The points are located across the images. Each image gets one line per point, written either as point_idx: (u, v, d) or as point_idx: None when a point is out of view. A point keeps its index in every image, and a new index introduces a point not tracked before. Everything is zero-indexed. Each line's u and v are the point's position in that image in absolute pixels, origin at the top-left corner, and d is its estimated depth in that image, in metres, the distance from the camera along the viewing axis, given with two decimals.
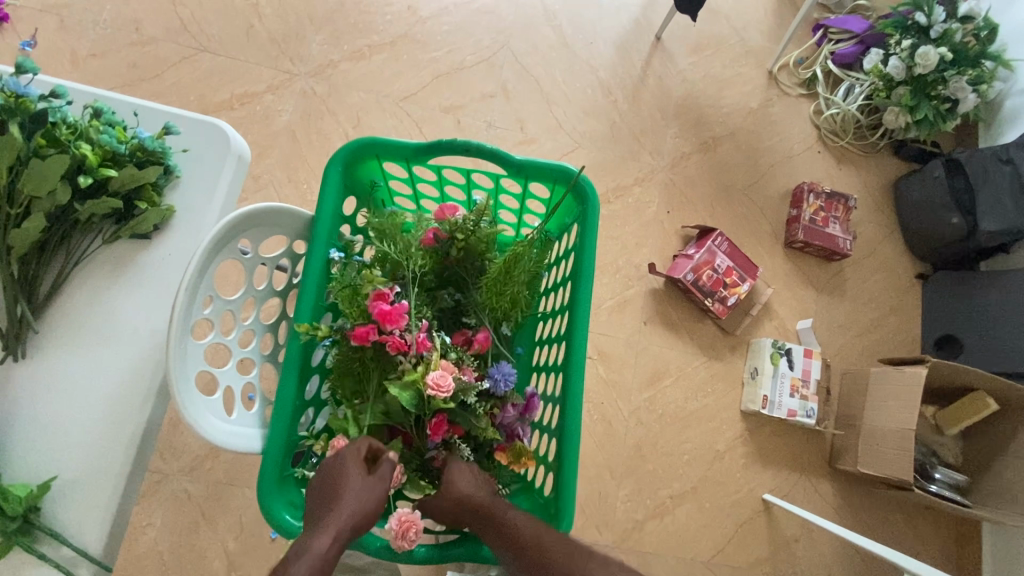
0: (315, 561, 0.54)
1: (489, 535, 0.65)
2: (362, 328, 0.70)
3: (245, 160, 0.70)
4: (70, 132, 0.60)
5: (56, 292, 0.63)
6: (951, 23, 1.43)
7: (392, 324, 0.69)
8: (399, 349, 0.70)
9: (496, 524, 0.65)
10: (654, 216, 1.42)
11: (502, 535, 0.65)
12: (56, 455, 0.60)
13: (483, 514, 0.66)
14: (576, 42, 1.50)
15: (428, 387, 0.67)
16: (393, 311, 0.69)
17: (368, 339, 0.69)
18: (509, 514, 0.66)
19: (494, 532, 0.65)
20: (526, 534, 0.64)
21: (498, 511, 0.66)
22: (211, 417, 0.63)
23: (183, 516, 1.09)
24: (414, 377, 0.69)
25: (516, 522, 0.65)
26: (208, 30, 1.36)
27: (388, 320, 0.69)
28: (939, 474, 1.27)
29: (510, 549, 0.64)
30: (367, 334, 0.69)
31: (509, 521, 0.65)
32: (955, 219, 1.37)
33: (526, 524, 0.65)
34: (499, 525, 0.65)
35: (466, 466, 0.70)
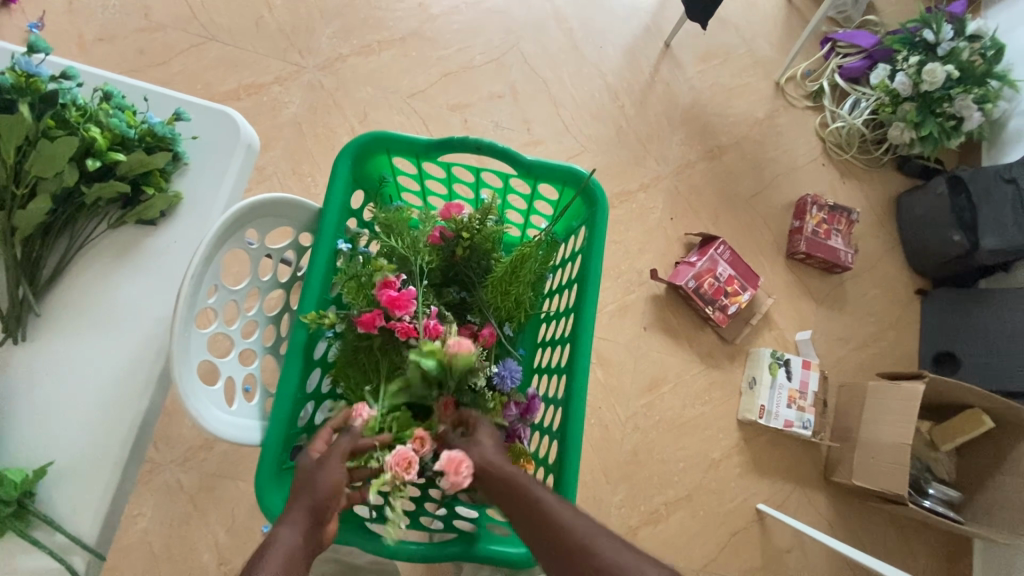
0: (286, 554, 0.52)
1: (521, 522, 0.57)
2: (369, 314, 0.69)
3: (254, 149, 0.69)
4: (79, 113, 0.59)
5: (60, 275, 0.62)
6: (959, 42, 1.44)
7: (400, 310, 0.68)
8: (408, 335, 0.69)
9: (532, 513, 0.57)
10: (657, 223, 1.42)
11: (538, 525, 0.56)
12: (52, 440, 0.59)
13: (518, 494, 0.58)
14: (586, 46, 1.50)
15: (453, 350, 0.63)
16: (400, 297, 0.69)
17: (374, 325, 0.69)
18: (547, 498, 0.57)
19: (530, 521, 0.57)
20: (564, 526, 0.55)
21: (536, 495, 0.58)
22: (212, 406, 0.63)
23: (176, 506, 1.08)
24: (433, 351, 0.64)
25: (555, 510, 0.56)
26: (218, 20, 1.35)
27: (395, 303, 0.68)
28: (933, 489, 1.28)
29: (547, 542, 0.55)
30: (374, 318, 0.69)
31: (548, 509, 0.56)
32: (957, 236, 1.38)
33: (566, 514, 0.56)
34: (537, 512, 0.57)
35: (493, 440, 0.65)
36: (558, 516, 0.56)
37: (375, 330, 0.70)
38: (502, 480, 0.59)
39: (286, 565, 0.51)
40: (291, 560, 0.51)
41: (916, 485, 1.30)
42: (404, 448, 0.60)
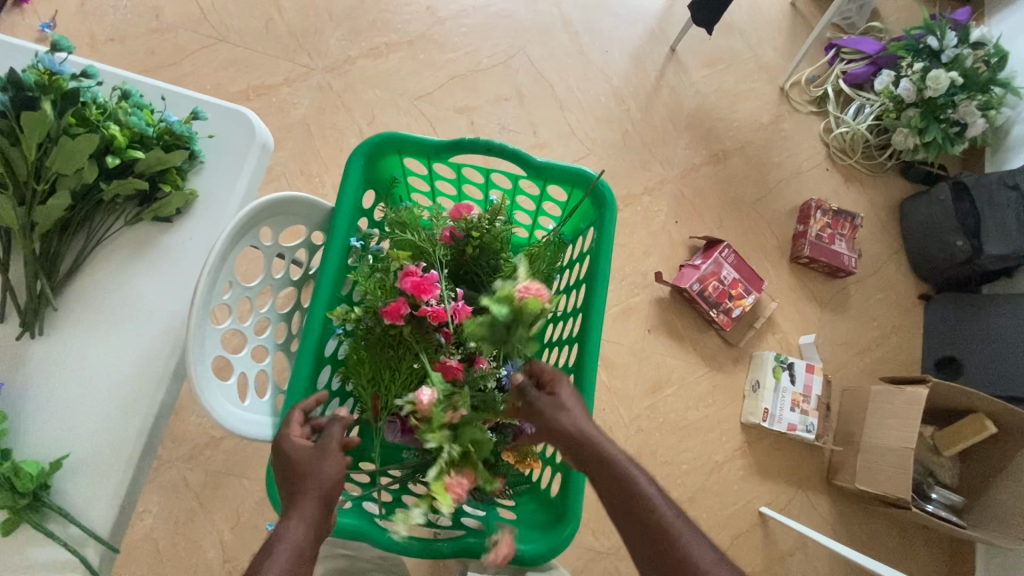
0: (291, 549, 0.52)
1: (612, 499, 0.60)
2: (393, 304, 0.71)
3: (268, 149, 0.70)
4: (99, 111, 0.60)
5: (76, 271, 0.63)
6: (963, 49, 1.45)
7: (426, 294, 0.70)
8: (439, 319, 0.70)
9: (630, 499, 0.59)
10: (661, 226, 1.43)
11: (632, 511, 0.59)
12: (68, 434, 0.60)
13: (615, 479, 0.60)
14: (592, 50, 1.52)
15: (521, 295, 0.59)
16: (425, 281, 0.70)
17: (400, 315, 0.70)
18: (651, 491, 0.59)
19: (625, 503, 0.59)
20: (663, 521, 0.58)
21: (638, 484, 0.60)
22: (225, 401, 0.63)
23: (181, 503, 1.09)
24: (505, 294, 0.59)
25: (650, 496, 0.59)
26: (228, 21, 1.36)
27: (421, 290, 0.70)
28: (936, 494, 1.29)
29: (638, 525, 0.58)
30: (399, 307, 0.70)
31: (650, 501, 0.59)
32: (960, 241, 1.38)
33: (650, 490, 0.60)
34: (634, 500, 0.59)
35: (575, 402, 0.66)
36: (658, 510, 0.58)
37: (400, 322, 0.71)
38: (593, 453, 0.62)
39: (293, 562, 0.51)
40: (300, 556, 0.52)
41: (918, 489, 1.31)
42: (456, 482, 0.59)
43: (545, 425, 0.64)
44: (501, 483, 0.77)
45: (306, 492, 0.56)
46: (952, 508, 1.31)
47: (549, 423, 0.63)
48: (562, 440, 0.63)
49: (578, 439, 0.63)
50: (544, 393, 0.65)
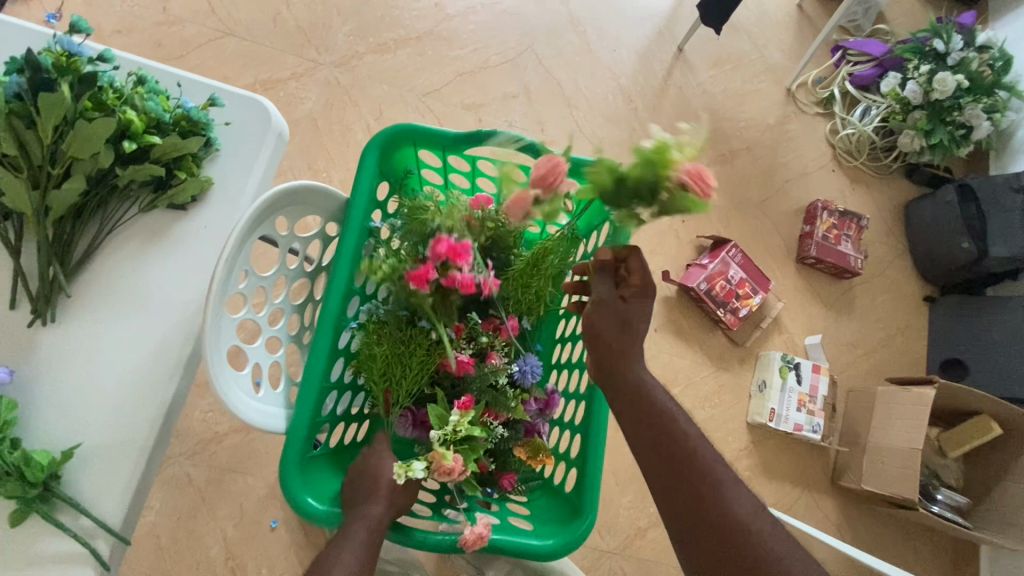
0: (369, 529, 0.60)
1: (646, 433, 0.62)
2: (422, 269, 0.67)
3: (284, 138, 0.70)
4: (116, 96, 0.60)
5: (89, 258, 0.63)
6: (968, 52, 1.46)
7: (460, 260, 0.66)
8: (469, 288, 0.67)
9: (673, 443, 0.60)
10: (668, 225, 1.43)
11: (674, 456, 0.59)
12: (80, 423, 0.59)
13: (659, 423, 0.61)
14: (600, 48, 1.52)
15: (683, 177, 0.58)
16: (459, 246, 0.66)
17: (427, 279, 0.67)
18: (687, 428, 0.61)
19: (665, 447, 0.60)
20: (699, 462, 0.59)
21: (683, 431, 0.61)
22: (241, 394, 0.63)
23: (183, 500, 1.07)
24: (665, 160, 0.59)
25: (682, 428, 0.61)
26: (236, 15, 1.35)
27: (453, 254, 0.65)
28: (942, 495, 1.28)
29: (670, 461, 0.59)
30: (428, 272, 0.66)
31: (696, 449, 0.60)
32: (966, 243, 1.39)
33: (683, 422, 0.62)
34: (677, 445, 0.60)
35: (639, 310, 0.66)
36: (704, 459, 0.59)
37: (426, 288, 0.67)
38: (631, 386, 0.64)
39: (369, 539, 0.59)
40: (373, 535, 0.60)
41: (924, 490, 1.30)
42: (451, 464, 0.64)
43: (591, 328, 0.66)
44: (512, 479, 0.76)
45: (382, 491, 0.63)
46: (959, 510, 1.30)
47: (600, 328, 0.66)
48: (600, 352, 0.66)
49: (619, 363, 0.65)
50: (622, 294, 0.66)
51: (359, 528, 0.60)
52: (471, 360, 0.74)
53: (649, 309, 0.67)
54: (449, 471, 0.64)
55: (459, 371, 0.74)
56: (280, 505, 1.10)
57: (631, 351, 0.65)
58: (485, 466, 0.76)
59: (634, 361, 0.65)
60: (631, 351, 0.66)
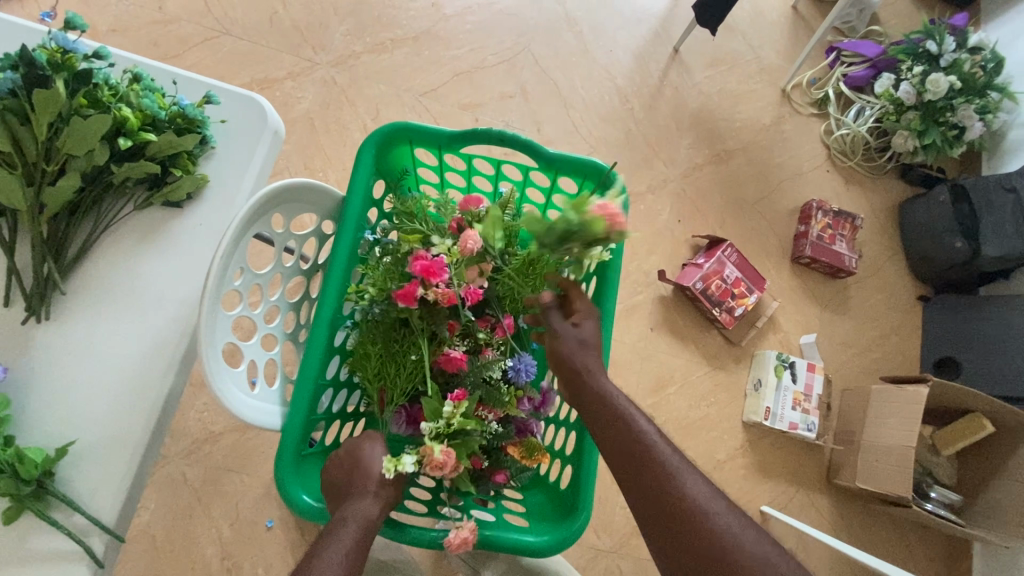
0: (361, 526, 0.60)
1: (608, 436, 0.63)
2: (407, 288, 0.70)
3: (280, 136, 0.70)
4: (111, 93, 0.60)
5: (84, 255, 0.62)
6: (961, 53, 1.47)
7: (435, 278, 0.69)
8: (452, 301, 0.72)
9: (639, 453, 0.60)
10: (664, 225, 1.44)
11: (640, 466, 0.59)
12: (74, 420, 0.59)
13: (624, 434, 0.61)
14: (596, 48, 1.52)
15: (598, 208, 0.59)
16: (435, 264, 0.69)
17: (413, 298, 0.70)
18: (645, 425, 0.62)
19: (631, 458, 0.60)
20: (658, 456, 0.59)
21: (647, 439, 0.60)
22: (236, 391, 0.63)
23: (178, 499, 1.07)
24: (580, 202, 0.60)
25: (641, 426, 0.62)
26: (232, 14, 1.35)
27: (431, 274, 0.69)
28: (935, 492, 1.29)
29: (630, 459, 0.60)
30: (411, 290, 0.70)
31: (661, 455, 0.59)
32: (959, 242, 1.39)
33: (640, 420, 0.63)
34: (643, 456, 0.59)
35: (592, 338, 0.70)
36: (669, 467, 0.58)
37: (413, 305, 0.71)
38: (600, 399, 0.65)
39: (362, 533, 0.59)
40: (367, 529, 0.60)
41: (917, 488, 1.31)
42: (445, 457, 0.62)
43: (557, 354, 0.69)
44: (506, 474, 0.76)
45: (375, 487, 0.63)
46: (951, 507, 1.31)
47: (558, 348, 0.69)
48: (568, 373, 0.68)
49: (587, 378, 0.66)
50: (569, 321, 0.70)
51: (351, 525, 0.60)
52: (464, 355, 0.73)
53: (598, 330, 0.71)
54: (440, 465, 0.63)
55: (451, 368, 0.73)
56: (276, 505, 1.10)
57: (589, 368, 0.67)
58: (477, 463, 0.74)
59: (597, 373, 0.67)
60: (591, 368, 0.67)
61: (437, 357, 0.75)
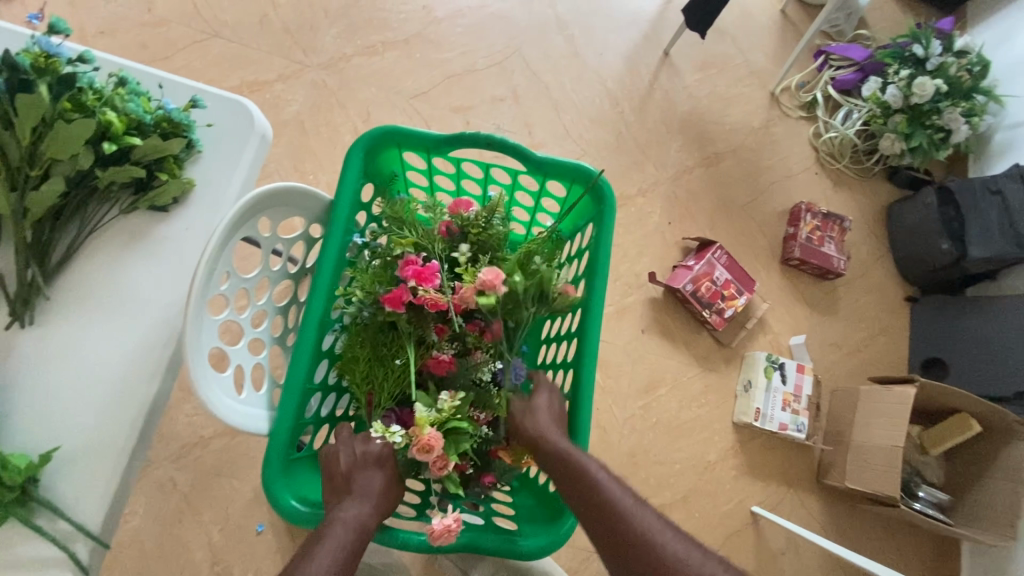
0: (352, 531, 0.60)
1: (567, 489, 0.66)
2: (395, 292, 0.71)
3: (267, 140, 0.70)
4: (96, 97, 0.60)
5: (68, 260, 0.62)
6: (947, 57, 1.49)
7: (426, 282, 0.71)
8: (438, 307, 0.71)
9: (595, 502, 0.64)
10: (654, 227, 1.44)
11: (598, 513, 0.63)
12: (59, 426, 0.59)
13: (579, 482, 0.65)
14: (587, 52, 1.53)
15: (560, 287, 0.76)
16: (425, 270, 0.72)
17: (401, 302, 0.71)
18: (598, 473, 0.65)
19: (588, 507, 0.64)
20: (612, 502, 0.63)
21: (601, 486, 0.64)
22: (224, 396, 0.63)
23: (168, 504, 1.06)
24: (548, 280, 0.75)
25: (595, 474, 0.65)
26: (222, 16, 1.35)
27: (423, 278, 0.71)
28: (923, 492, 1.31)
29: (588, 509, 0.64)
30: (402, 293, 0.71)
31: (614, 502, 0.63)
32: (945, 244, 1.41)
33: (594, 468, 0.66)
34: (598, 503, 0.63)
35: (549, 408, 0.73)
36: (623, 510, 0.62)
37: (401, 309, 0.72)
38: (557, 455, 0.67)
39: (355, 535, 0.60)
40: (360, 531, 0.61)
41: (906, 488, 1.33)
42: (431, 435, 0.64)
43: (514, 425, 0.72)
44: (493, 476, 0.76)
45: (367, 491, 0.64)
46: (939, 506, 1.33)
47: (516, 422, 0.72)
48: (530, 444, 0.70)
49: (543, 442, 0.69)
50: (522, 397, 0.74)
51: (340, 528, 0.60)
52: (452, 358, 0.75)
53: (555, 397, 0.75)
54: (427, 447, 0.64)
55: (440, 371, 0.74)
56: (266, 509, 1.09)
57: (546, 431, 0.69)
58: (463, 467, 0.75)
59: (550, 434, 0.69)
60: (547, 429, 0.70)
61: (426, 361, 0.75)
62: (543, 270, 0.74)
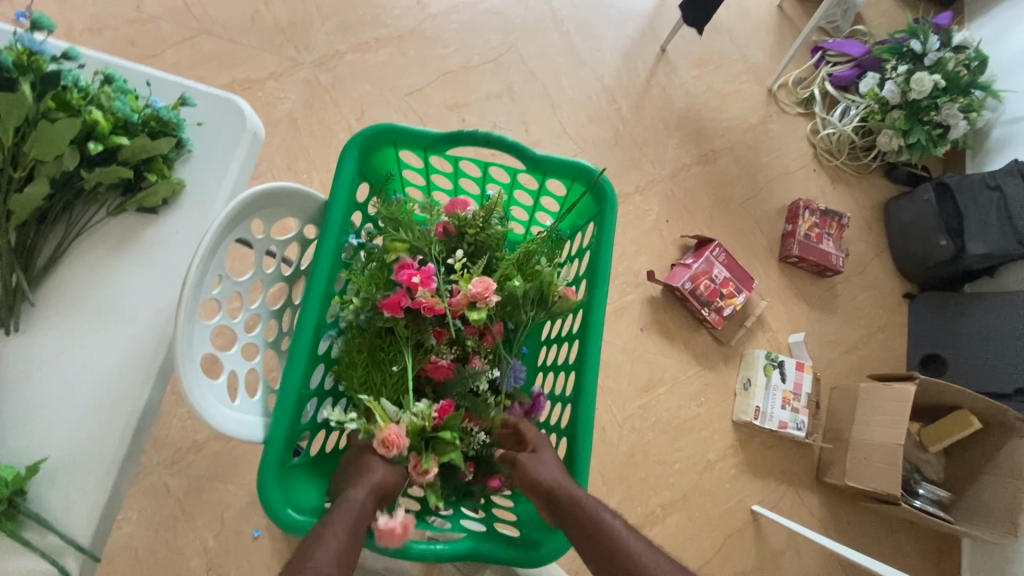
0: (352, 514, 0.59)
1: (578, 536, 0.63)
2: (394, 297, 0.71)
3: (259, 138, 0.68)
4: (82, 96, 0.58)
5: (54, 264, 0.60)
6: (945, 52, 1.48)
7: (422, 287, 0.71)
8: (434, 312, 0.71)
9: (615, 556, 0.61)
10: (653, 225, 1.43)
11: (612, 561, 0.61)
12: (46, 436, 0.57)
13: (597, 535, 0.63)
14: (583, 48, 1.51)
15: (561, 291, 0.75)
16: (423, 274, 0.71)
17: (400, 307, 0.70)
18: (610, 519, 0.64)
19: (608, 562, 0.61)
20: (625, 549, 0.61)
21: (620, 539, 0.62)
22: (216, 402, 0.61)
23: (161, 510, 1.04)
24: (549, 287, 0.75)
25: (607, 520, 0.63)
26: (212, 13, 1.33)
27: (418, 282, 0.70)
28: (923, 489, 1.31)
29: (601, 556, 0.62)
30: (400, 296, 0.70)
31: (628, 550, 0.61)
32: (943, 241, 1.41)
33: (605, 514, 0.64)
34: (618, 556, 0.61)
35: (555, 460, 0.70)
36: (644, 563, 0.60)
37: (399, 314, 0.71)
38: (575, 508, 0.64)
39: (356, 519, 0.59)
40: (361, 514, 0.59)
41: (907, 486, 1.32)
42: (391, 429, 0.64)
43: (524, 475, 0.68)
44: (500, 480, 0.74)
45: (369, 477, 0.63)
46: (940, 503, 1.33)
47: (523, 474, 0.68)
48: (537, 492, 0.66)
49: (554, 490, 0.65)
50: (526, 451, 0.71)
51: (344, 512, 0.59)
52: (451, 364, 0.74)
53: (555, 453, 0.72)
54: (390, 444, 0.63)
55: (438, 376, 0.74)
56: (262, 514, 1.08)
57: (553, 481, 0.66)
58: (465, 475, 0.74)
59: (560, 481, 0.66)
60: (554, 475, 0.67)
61: (424, 366, 0.74)
62: (544, 271, 0.74)
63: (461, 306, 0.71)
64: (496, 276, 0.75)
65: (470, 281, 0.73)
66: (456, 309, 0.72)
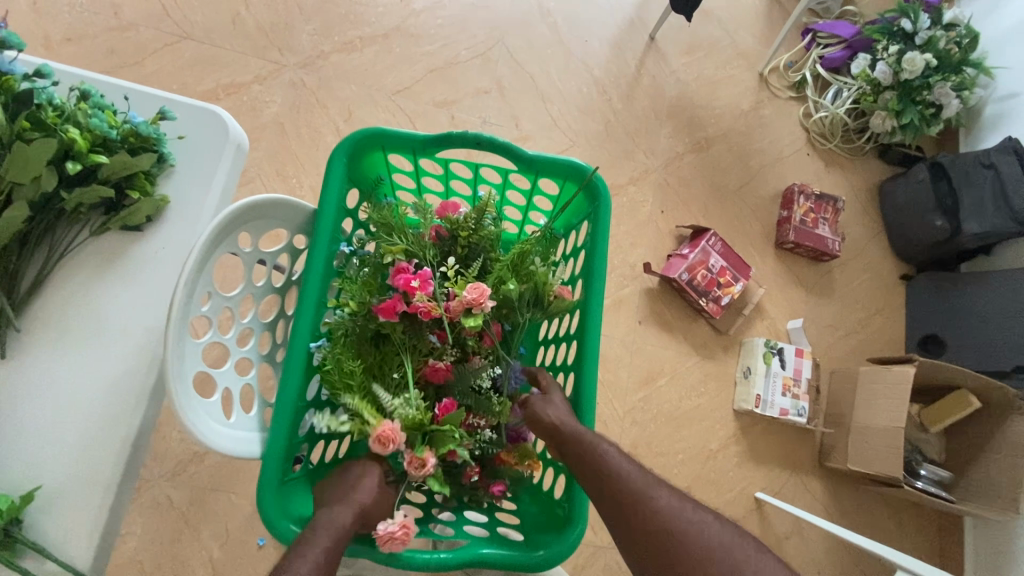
0: (333, 533, 0.58)
1: (578, 464, 0.65)
2: (389, 302, 0.70)
3: (243, 149, 0.67)
4: (56, 113, 0.57)
5: (39, 288, 0.59)
6: (936, 30, 1.46)
7: (417, 291, 0.70)
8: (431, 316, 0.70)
9: (609, 480, 0.63)
10: (648, 216, 1.42)
11: (606, 485, 0.63)
12: (40, 463, 0.56)
13: (598, 468, 0.64)
14: (571, 39, 1.49)
15: (557, 291, 0.74)
16: (417, 278, 0.70)
17: (396, 311, 0.70)
18: (607, 447, 0.66)
19: (602, 486, 0.63)
20: (619, 472, 0.63)
21: (615, 465, 0.64)
22: (211, 421, 0.60)
23: (165, 523, 1.04)
24: (545, 286, 0.73)
25: (603, 448, 0.65)
26: (191, 17, 1.30)
27: (417, 285, 0.70)
28: (925, 470, 1.30)
29: (598, 482, 0.63)
30: (396, 301, 0.70)
31: (622, 474, 0.63)
32: (939, 221, 1.40)
33: (603, 442, 0.66)
34: (613, 480, 0.63)
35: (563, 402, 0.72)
36: (634, 485, 0.62)
37: (395, 318, 0.71)
38: (578, 441, 0.66)
39: (334, 539, 0.58)
40: (338, 532, 0.59)
41: (908, 466, 1.32)
42: (388, 424, 0.62)
43: (534, 415, 0.70)
44: (501, 487, 0.75)
45: (351, 500, 0.62)
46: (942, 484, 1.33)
47: (534, 411, 0.70)
48: (541, 429, 0.69)
49: (557, 424, 0.68)
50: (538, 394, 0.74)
51: (323, 532, 0.58)
52: (450, 366, 0.73)
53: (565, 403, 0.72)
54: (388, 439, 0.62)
55: (437, 379, 0.73)
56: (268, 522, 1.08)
57: (555, 417, 0.68)
58: (471, 474, 0.74)
59: (562, 416, 0.69)
60: (558, 413, 0.69)
61: (423, 368, 0.74)
62: (539, 272, 0.73)
63: (457, 312, 0.70)
64: (490, 278, 0.74)
65: (464, 286, 0.71)
66: (454, 315, 0.71)
